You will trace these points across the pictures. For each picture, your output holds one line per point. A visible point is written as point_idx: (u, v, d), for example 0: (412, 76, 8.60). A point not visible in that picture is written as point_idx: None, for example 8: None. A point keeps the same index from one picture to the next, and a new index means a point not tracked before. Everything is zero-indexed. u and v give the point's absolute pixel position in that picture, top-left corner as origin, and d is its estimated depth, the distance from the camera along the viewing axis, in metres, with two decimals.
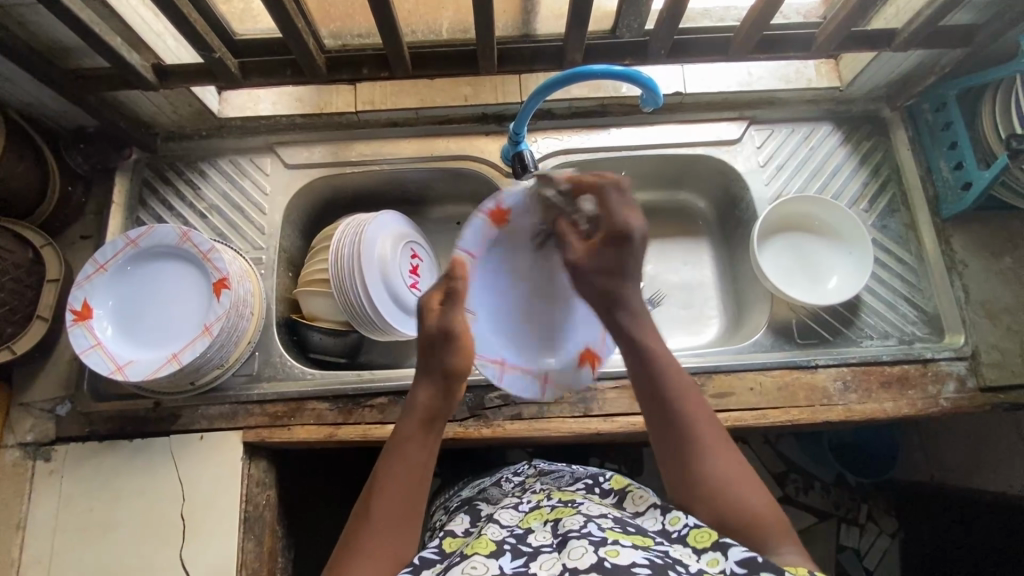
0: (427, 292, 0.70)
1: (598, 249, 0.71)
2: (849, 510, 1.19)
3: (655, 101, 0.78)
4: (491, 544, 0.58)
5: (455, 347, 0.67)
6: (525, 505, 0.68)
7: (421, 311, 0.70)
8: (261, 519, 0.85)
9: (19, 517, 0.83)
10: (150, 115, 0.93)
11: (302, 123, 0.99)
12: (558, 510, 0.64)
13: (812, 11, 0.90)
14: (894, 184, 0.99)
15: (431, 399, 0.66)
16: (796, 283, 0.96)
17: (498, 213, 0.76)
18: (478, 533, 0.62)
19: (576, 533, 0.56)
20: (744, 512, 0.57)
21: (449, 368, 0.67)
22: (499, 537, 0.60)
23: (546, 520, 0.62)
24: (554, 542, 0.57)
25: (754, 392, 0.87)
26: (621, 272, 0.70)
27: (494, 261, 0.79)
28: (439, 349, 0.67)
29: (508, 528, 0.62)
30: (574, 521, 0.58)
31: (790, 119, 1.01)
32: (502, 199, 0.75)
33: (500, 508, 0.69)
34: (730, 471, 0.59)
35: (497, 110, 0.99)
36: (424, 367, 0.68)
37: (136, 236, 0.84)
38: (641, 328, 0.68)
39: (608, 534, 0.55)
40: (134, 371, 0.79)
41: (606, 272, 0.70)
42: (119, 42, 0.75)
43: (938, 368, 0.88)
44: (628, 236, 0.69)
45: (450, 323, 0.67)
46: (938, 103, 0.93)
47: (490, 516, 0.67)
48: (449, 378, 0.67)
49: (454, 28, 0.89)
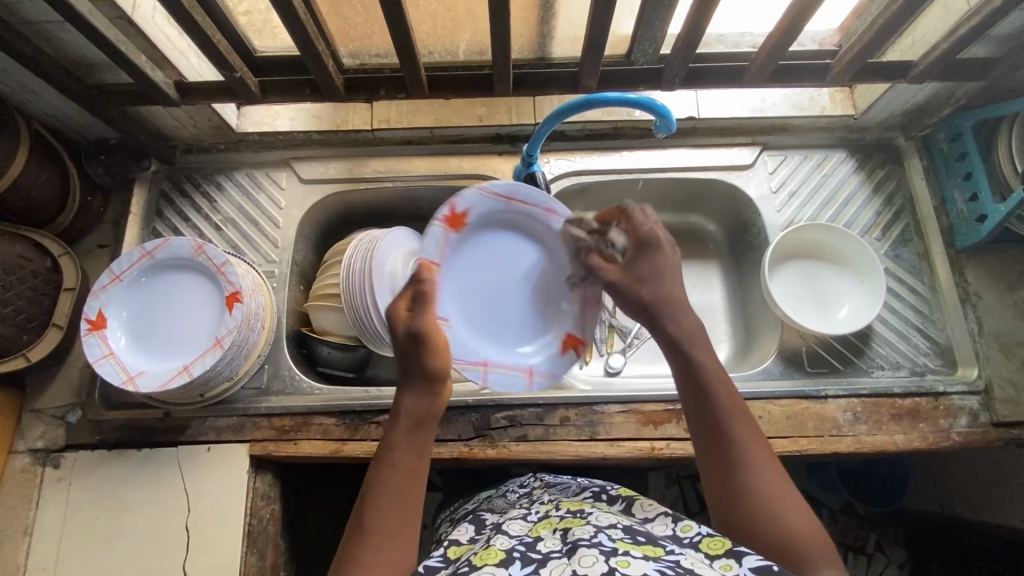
0: (394, 298, 0.71)
1: (632, 264, 0.72)
2: (856, 538, 1.18)
3: (669, 127, 0.80)
4: (501, 554, 0.58)
5: (428, 348, 0.67)
6: (533, 516, 0.68)
7: (389, 317, 0.70)
8: (264, 532, 0.85)
9: (27, 523, 0.84)
10: (170, 128, 0.95)
11: (319, 139, 1.00)
12: (567, 520, 0.63)
13: (827, 39, 0.90)
14: (907, 213, 0.98)
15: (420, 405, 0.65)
16: (806, 311, 0.96)
17: (454, 217, 0.81)
18: (486, 542, 0.62)
19: (585, 542, 0.55)
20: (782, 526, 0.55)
21: (429, 370, 0.66)
22: (508, 546, 0.59)
23: (556, 529, 0.62)
24: (563, 549, 0.56)
25: (762, 420, 0.86)
26: (660, 277, 0.69)
27: (463, 265, 0.84)
28: (412, 352, 0.67)
29: (518, 537, 0.62)
30: (585, 531, 0.58)
31: (803, 145, 1.01)
32: (454, 204, 0.80)
33: (507, 519, 0.68)
34: (766, 479, 0.57)
35: (511, 131, 1.00)
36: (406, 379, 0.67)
37: (151, 248, 0.85)
38: (686, 337, 0.66)
39: (619, 544, 0.55)
40: (145, 382, 0.80)
41: (644, 282, 0.70)
42: (144, 60, 0.77)
43: (950, 402, 0.87)
44: (656, 244, 0.71)
45: (417, 327, 0.67)
46: (954, 133, 0.92)
47: (497, 526, 0.67)
48: (428, 380, 0.66)
49: (471, 50, 0.89)
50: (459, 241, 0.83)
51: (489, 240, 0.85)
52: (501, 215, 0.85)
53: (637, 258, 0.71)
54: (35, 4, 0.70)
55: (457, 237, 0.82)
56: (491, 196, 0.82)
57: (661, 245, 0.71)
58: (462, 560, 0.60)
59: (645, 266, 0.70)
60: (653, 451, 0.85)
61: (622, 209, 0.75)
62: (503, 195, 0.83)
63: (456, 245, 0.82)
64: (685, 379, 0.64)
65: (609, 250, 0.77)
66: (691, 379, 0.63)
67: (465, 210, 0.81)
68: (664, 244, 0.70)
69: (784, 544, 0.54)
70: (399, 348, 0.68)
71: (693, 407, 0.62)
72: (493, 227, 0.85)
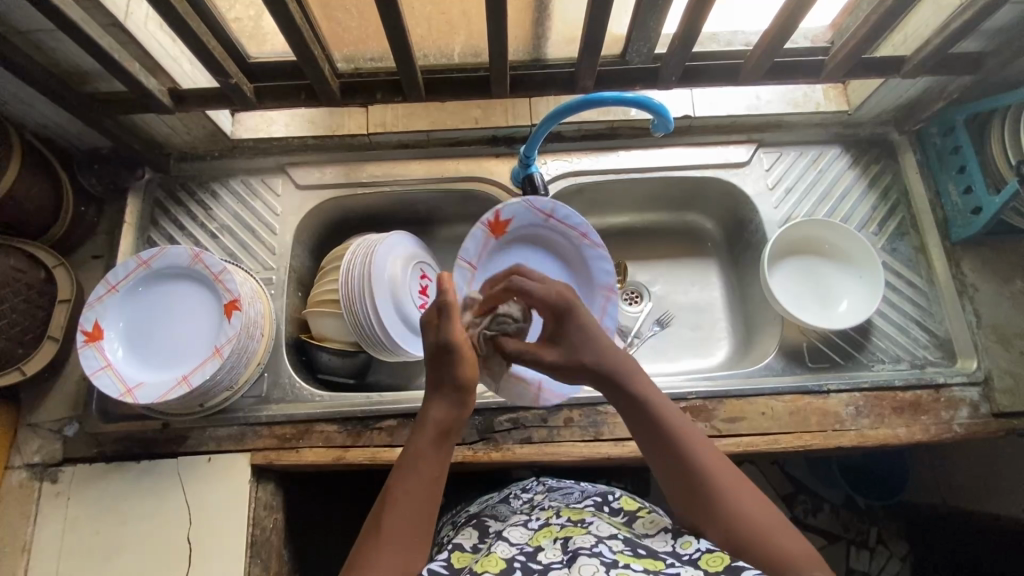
0: (425, 305, 0.69)
1: (553, 332, 0.70)
2: (858, 532, 1.18)
3: (667, 126, 0.80)
4: (501, 562, 0.58)
5: (460, 356, 0.66)
6: (534, 523, 0.67)
7: (421, 324, 0.68)
8: (268, 543, 0.85)
9: (25, 540, 0.82)
10: (164, 135, 0.94)
11: (314, 145, 0.99)
12: (568, 529, 0.63)
13: (819, 36, 0.91)
14: (903, 207, 0.99)
15: (444, 414, 0.65)
16: (806, 307, 0.96)
17: (496, 224, 0.88)
18: (487, 549, 0.61)
19: (586, 551, 0.55)
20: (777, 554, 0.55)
21: (459, 380, 0.66)
22: (509, 554, 0.59)
23: (556, 538, 0.61)
24: (564, 559, 0.56)
25: (765, 417, 0.86)
26: (586, 340, 0.68)
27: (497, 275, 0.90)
28: (445, 361, 0.66)
29: (518, 545, 0.61)
30: (586, 540, 0.58)
31: (798, 142, 1.01)
32: (500, 212, 0.88)
33: (508, 526, 0.68)
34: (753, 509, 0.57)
35: (507, 133, 1.00)
36: (434, 381, 0.67)
37: (148, 257, 0.84)
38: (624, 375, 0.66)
39: (619, 555, 0.55)
40: (144, 394, 0.78)
41: (568, 347, 0.69)
42: (137, 68, 0.76)
43: (950, 394, 0.88)
44: (572, 307, 0.69)
45: (451, 334, 0.66)
46: (947, 127, 0.93)
47: (499, 533, 0.67)
48: (458, 390, 0.65)
49: (466, 52, 0.89)
50: (498, 249, 0.91)
51: (518, 249, 0.93)
52: (537, 230, 0.92)
53: (560, 326, 0.69)
54: (26, 12, 0.69)
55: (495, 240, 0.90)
56: (533, 211, 0.89)
57: (577, 306, 0.69)
58: (464, 569, 0.60)
59: (574, 331, 0.69)
60: None
61: (512, 284, 0.72)
62: (544, 211, 0.89)
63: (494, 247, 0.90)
64: (635, 418, 0.65)
65: (512, 324, 0.74)
66: (653, 432, 0.63)
67: (508, 220, 0.89)
68: (576, 305, 0.69)
69: (782, 570, 0.54)
70: (430, 357, 0.67)
71: (648, 441, 0.63)
72: (526, 242, 0.92)
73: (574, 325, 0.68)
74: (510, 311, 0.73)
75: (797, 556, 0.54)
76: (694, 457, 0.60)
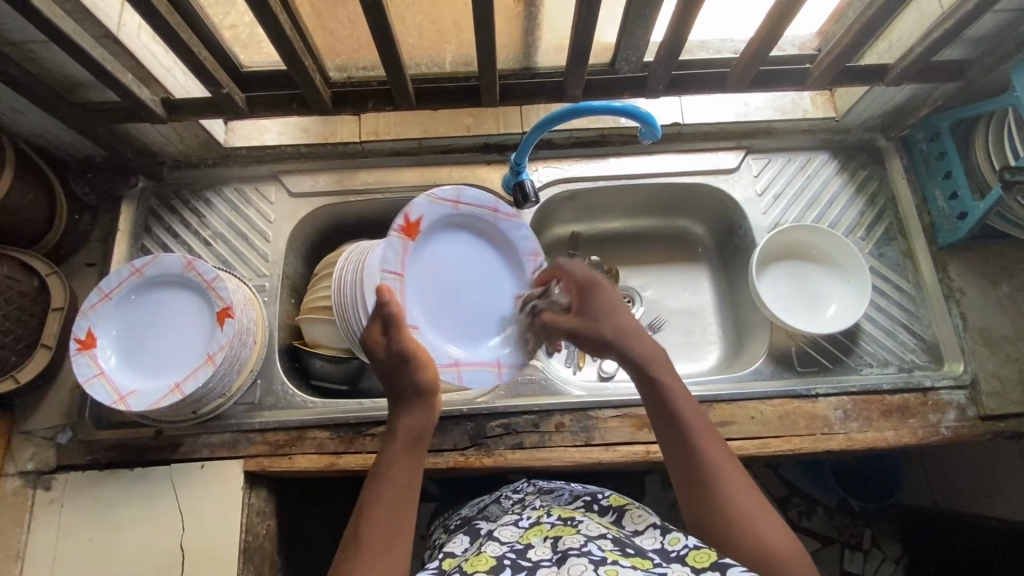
0: (368, 324, 0.71)
1: (579, 308, 0.79)
2: (851, 535, 1.18)
3: (654, 134, 0.81)
4: (491, 560, 0.58)
5: (415, 364, 0.68)
6: (524, 522, 0.67)
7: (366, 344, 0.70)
8: (261, 549, 0.85)
9: (18, 547, 0.82)
10: (158, 144, 0.94)
11: (307, 153, 1.00)
12: (558, 528, 0.63)
13: (806, 44, 0.92)
14: (890, 212, 1.00)
15: (410, 421, 0.67)
16: (795, 312, 0.97)
17: (409, 226, 0.81)
18: (478, 549, 0.62)
19: (576, 551, 0.56)
20: (752, 531, 0.58)
21: (419, 386, 0.68)
22: (499, 553, 0.59)
23: (546, 537, 0.62)
24: (553, 558, 0.57)
25: (755, 421, 0.87)
26: (606, 313, 0.76)
27: (428, 276, 0.84)
28: (400, 372, 0.68)
29: (509, 544, 0.62)
30: (575, 540, 0.58)
31: (787, 148, 1.03)
32: (407, 213, 0.81)
33: (499, 526, 0.68)
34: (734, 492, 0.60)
35: (499, 140, 1.01)
36: (400, 394, 0.69)
37: (141, 265, 0.85)
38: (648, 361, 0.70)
39: (608, 553, 0.56)
40: (137, 401, 0.79)
41: (591, 321, 0.77)
42: (130, 78, 0.77)
43: (938, 397, 0.89)
44: (595, 283, 0.79)
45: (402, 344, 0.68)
46: (932, 133, 0.94)
47: (489, 533, 0.67)
48: (421, 397, 0.68)
49: (457, 61, 0.90)
50: (417, 250, 0.84)
51: (440, 243, 0.86)
52: (450, 219, 0.86)
53: (587, 296, 0.79)
54: (18, 24, 0.69)
55: (415, 244, 0.83)
56: (439, 202, 0.84)
57: (599, 283, 0.78)
58: (453, 570, 0.60)
59: (593, 305, 0.78)
60: (647, 455, 0.86)
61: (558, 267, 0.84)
62: (449, 200, 0.84)
63: (415, 252, 0.83)
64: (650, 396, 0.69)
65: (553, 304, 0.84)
66: (659, 405, 0.68)
67: (419, 218, 0.82)
68: (598, 282, 0.79)
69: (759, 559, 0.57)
70: (385, 370, 0.69)
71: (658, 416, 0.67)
72: (447, 232, 0.86)
73: (597, 300, 0.78)
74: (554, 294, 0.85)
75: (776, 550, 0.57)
76: (690, 430, 0.65)
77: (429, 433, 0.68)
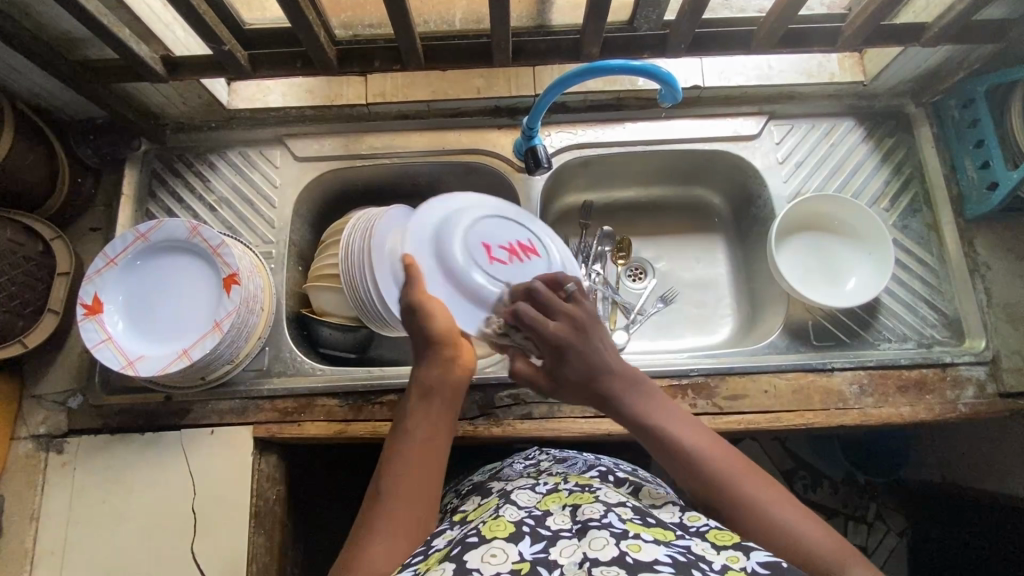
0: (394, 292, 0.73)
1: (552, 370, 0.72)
2: (856, 508, 1.18)
3: (674, 96, 0.77)
4: (509, 527, 0.57)
5: (426, 317, 0.68)
6: (542, 487, 0.67)
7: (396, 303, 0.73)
8: (272, 513, 0.86)
9: (33, 509, 0.84)
10: (160, 105, 0.92)
11: (313, 115, 0.97)
12: (576, 495, 0.63)
13: (836, 2, 0.87)
14: (917, 182, 0.96)
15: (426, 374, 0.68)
16: (813, 285, 0.95)
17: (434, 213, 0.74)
18: (495, 512, 0.61)
19: (596, 523, 0.55)
20: (799, 541, 0.55)
21: (430, 336, 0.68)
22: (517, 517, 0.59)
23: (565, 504, 0.61)
24: (572, 529, 0.56)
25: (768, 394, 0.86)
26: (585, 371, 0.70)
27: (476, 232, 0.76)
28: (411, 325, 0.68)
29: (526, 509, 0.61)
30: (595, 510, 0.57)
31: (811, 114, 0.98)
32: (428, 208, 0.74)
33: (515, 488, 0.68)
34: (783, 507, 0.58)
35: (510, 103, 0.97)
36: (417, 348, 0.69)
37: (146, 230, 0.83)
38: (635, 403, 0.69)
39: (629, 526, 0.55)
40: (145, 366, 0.78)
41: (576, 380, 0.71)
42: (128, 33, 0.73)
43: (957, 372, 0.87)
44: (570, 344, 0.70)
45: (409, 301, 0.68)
46: (965, 100, 0.90)
47: (506, 494, 0.67)
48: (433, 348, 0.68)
49: (468, 18, 0.87)
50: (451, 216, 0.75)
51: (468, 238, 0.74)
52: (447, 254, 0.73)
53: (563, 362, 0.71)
54: None
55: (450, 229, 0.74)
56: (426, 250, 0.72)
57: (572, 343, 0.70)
58: (470, 527, 0.60)
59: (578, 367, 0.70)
60: None
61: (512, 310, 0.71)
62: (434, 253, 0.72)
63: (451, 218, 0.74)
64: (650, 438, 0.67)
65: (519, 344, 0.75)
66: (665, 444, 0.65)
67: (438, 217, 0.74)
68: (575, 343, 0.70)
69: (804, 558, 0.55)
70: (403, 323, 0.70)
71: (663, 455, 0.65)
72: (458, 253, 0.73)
73: (574, 366, 0.70)
74: (512, 338, 0.74)
75: (822, 545, 0.55)
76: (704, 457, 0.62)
77: (445, 384, 0.68)
